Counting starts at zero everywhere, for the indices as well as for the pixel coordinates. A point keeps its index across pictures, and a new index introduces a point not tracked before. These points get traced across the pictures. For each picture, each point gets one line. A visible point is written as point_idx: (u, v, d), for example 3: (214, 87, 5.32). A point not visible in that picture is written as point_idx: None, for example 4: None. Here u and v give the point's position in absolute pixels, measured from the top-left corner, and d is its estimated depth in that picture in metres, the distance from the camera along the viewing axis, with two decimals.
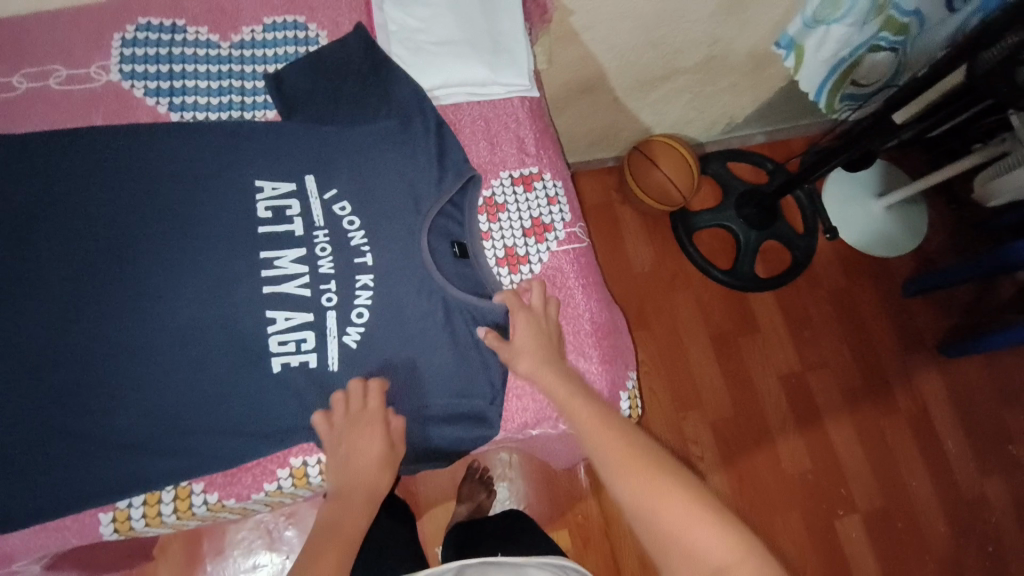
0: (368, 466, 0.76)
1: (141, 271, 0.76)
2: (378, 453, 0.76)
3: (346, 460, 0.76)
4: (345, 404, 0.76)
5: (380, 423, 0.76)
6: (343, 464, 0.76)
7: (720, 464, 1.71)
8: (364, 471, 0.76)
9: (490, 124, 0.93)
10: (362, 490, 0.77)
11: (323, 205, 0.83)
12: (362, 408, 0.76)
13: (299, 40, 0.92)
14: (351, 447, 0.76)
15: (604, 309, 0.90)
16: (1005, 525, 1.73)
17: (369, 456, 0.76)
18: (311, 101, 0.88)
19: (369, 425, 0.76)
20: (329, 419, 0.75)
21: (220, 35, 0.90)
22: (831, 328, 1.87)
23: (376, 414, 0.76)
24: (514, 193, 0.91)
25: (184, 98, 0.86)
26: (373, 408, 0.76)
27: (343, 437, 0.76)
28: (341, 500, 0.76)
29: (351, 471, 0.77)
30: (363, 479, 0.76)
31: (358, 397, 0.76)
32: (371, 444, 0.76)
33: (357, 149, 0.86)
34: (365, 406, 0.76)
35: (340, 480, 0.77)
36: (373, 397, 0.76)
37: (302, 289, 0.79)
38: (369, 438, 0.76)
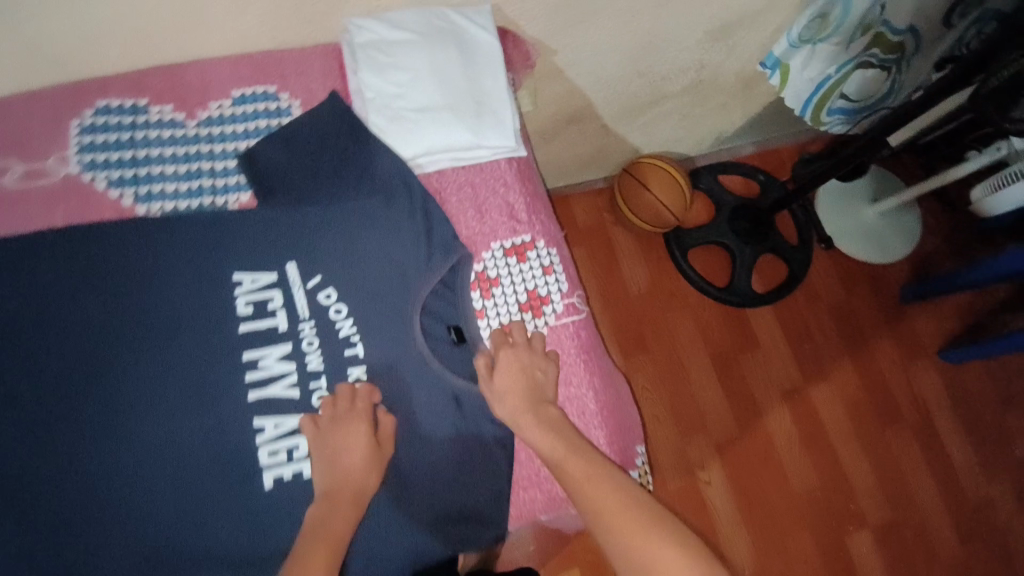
0: (355, 465, 0.71)
1: (122, 384, 0.72)
2: (365, 451, 0.72)
3: (332, 460, 0.71)
4: (332, 404, 0.74)
5: (365, 422, 0.73)
6: (328, 465, 0.71)
7: (727, 488, 1.66)
8: (351, 471, 0.71)
9: (477, 190, 0.87)
10: (348, 493, 0.70)
11: (307, 295, 0.79)
12: (349, 409, 0.74)
13: (271, 112, 0.87)
14: (337, 446, 0.72)
15: (609, 385, 0.84)
16: (1015, 531, 1.70)
17: (357, 453, 0.72)
18: (288, 182, 0.83)
19: (355, 423, 0.73)
20: (315, 421, 0.73)
21: (187, 112, 0.84)
22: (830, 339, 1.83)
23: (363, 413, 0.74)
24: (507, 265, 0.85)
25: (151, 187, 0.81)
26: (360, 408, 0.74)
27: (329, 438, 0.73)
28: (325, 501, 0.70)
29: (339, 470, 0.71)
30: (350, 478, 0.71)
31: (346, 400, 0.74)
32: (356, 442, 0.72)
33: (340, 230, 0.82)
34: (353, 406, 0.74)
35: (324, 482, 0.71)
36: (360, 396, 0.75)
37: (290, 390, 0.75)
38: (355, 436, 0.72)
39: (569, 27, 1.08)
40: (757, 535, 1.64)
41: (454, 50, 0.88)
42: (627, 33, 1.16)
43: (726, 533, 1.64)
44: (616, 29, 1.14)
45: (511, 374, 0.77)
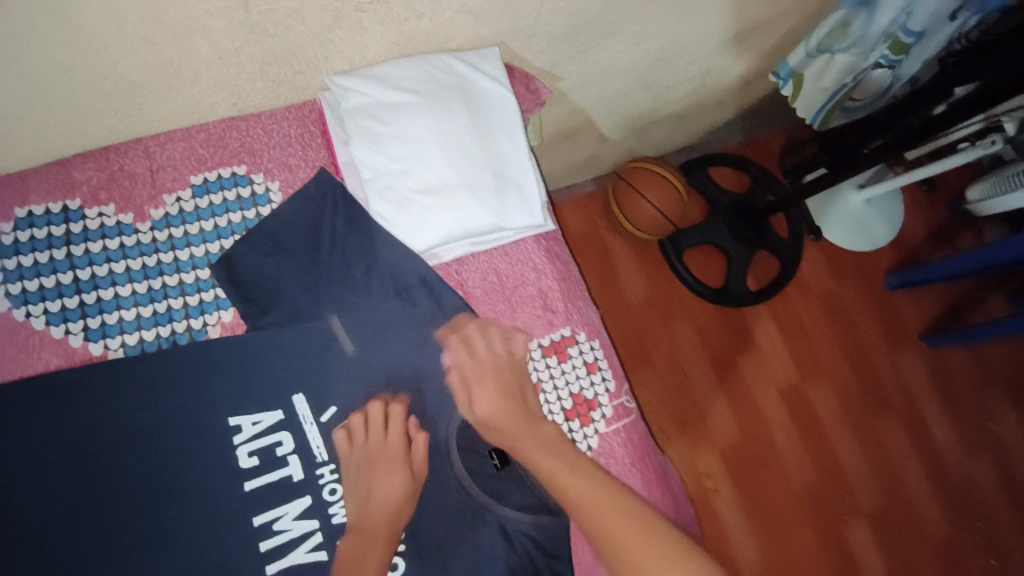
0: (393, 497, 0.65)
1: (111, 568, 0.61)
2: (402, 481, 0.66)
3: (367, 491, 0.65)
4: (365, 429, 0.66)
5: (403, 449, 0.67)
6: (362, 496, 0.64)
7: (732, 493, 1.64)
8: (386, 504, 0.64)
9: (503, 277, 0.76)
10: (381, 527, 0.63)
11: (322, 432, 0.67)
12: (385, 434, 0.66)
13: (244, 201, 0.71)
14: (373, 476, 0.65)
15: (666, 488, 0.76)
16: (994, 503, 1.75)
17: (394, 485, 0.65)
18: (280, 292, 0.68)
19: (393, 454, 0.66)
20: (350, 436, 0.66)
21: (136, 213, 0.68)
22: (823, 332, 1.78)
23: (397, 440, 0.67)
24: (547, 366, 0.74)
25: (104, 316, 0.65)
26: (395, 434, 0.67)
27: (364, 464, 0.65)
28: (357, 537, 0.63)
29: (372, 503, 0.64)
30: (386, 510, 0.64)
31: (382, 420, 0.67)
32: (394, 473, 0.66)
33: (351, 347, 0.69)
34: (387, 432, 0.67)
35: (354, 513, 0.64)
36: (395, 419, 0.67)
37: (315, 553, 0.64)
38: (391, 467, 0.66)
39: (578, 52, 0.93)
40: (764, 537, 1.63)
41: (462, 110, 0.72)
42: (637, 50, 1.02)
43: (734, 537, 1.62)
44: (628, 49, 1.00)
45: (492, 392, 0.66)
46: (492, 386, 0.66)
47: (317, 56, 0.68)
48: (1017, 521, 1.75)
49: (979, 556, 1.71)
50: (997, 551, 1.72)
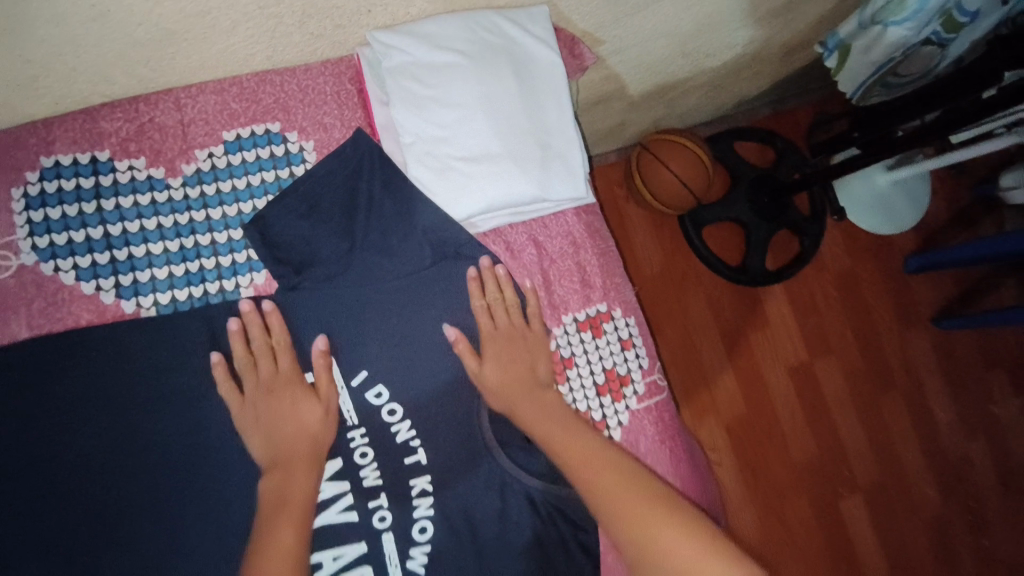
0: (299, 425, 0.64)
1: (149, 523, 0.62)
2: (312, 410, 0.65)
3: (273, 426, 0.64)
4: (253, 364, 0.64)
5: (299, 382, 0.66)
6: (267, 434, 0.63)
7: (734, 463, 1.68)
8: (298, 431, 0.64)
9: (543, 249, 0.75)
10: (300, 456, 0.63)
11: (352, 396, 0.67)
12: (274, 369, 0.65)
13: (278, 160, 0.68)
14: (277, 409, 0.64)
15: (691, 464, 0.77)
16: (987, 483, 1.79)
17: (297, 414, 0.64)
18: (317, 256, 0.67)
19: (289, 387, 0.65)
20: (243, 377, 0.64)
21: (166, 167, 0.66)
22: (835, 311, 1.77)
23: (288, 367, 0.66)
24: (582, 341, 0.73)
25: (135, 274, 0.64)
26: (285, 361, 0.66)
27: (262, 400, 0.64)
28: (275, 472, 0.62)
29: (278, 437, 0.64)
30: (297, 438, 0.64)
31: (265, 355, 0.65)
32: (293, 404, 0.65)
33: (393, 313, 0.69)
34: (276, 360, 0.65)
35: (262, 451, 0.63)
36: (282, 352, 0.65)
37: (347, 513, 0.65)
38: (291, 399, 0.65)
39: (623, 17, 0.89)
40: (761, 504, 1.67)
41: (510, 76, 0.69)
42: (683, 16, 0.97)
43: (732, 503, 1.67)
44: (674, 14, 0.95)
45: (501, 366, 0.69)
46: (500, 356, 0.69)
47: (360, 10, 0.64)
48: (1009, 502, 1.80)
49: (967, 532, 1.77)
50: (986, 527, 1.78)
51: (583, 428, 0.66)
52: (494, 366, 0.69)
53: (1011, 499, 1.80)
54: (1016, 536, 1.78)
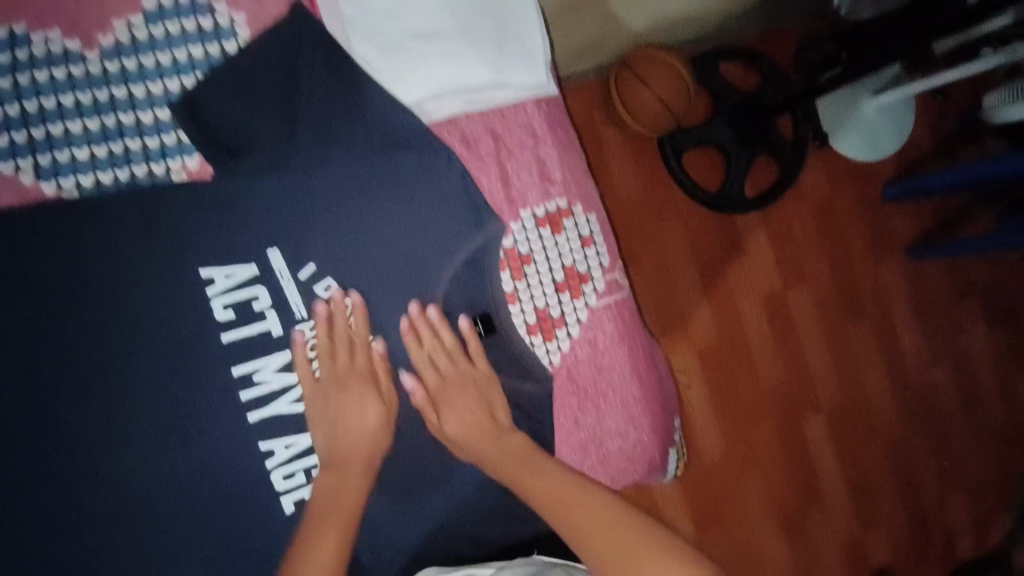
0: (363, 425, 0.64)
1: (86, 419, 0.60)
2: (374, 409, 0.65)
3: (336, 423, 0.64)
4: (331, 354, 0.65)
5: (370, 383, 0.65)
6: (331, 428, 0.64)
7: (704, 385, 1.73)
8: (358, 434, 0.64)
9: (501, 141, 0.70)
10: (358, 460, 0.64)
11: (300, 289, 0.65)
12: (348, 365, 0.65)
13: (206, 34, 0.63)
14: (340, 406, 0.64)
15: (652, 364, 0.76)
16: (948, 407, 1.87)
17: (363, 415, 0.64)
18: (256, 142, 0.63)
19: (360, 385, 0.65)
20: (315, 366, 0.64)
21: (83, 39, 0.61)
22: (811, 241, 1.77)
23: (362, 364, 0.66)
24: (540, 237, 0.71)
25: (55, 154, 0.60)
26: (360, 358, 0.66)
27: (330, 390, 0.65)
28: (333, 470, 0.63)
29: (341, 435, 0.64)
30: (357, 441, 0.64)
31: (344, 349, 0.65)
32: (361, 403, 0.65)
33: (342, 204, 0.65)
34: (352, 357, 0.65)
35: (326, 445, 0.64)
36: (359, 347, 0.66)
37: (297, 404, 0.64)
38: (359, 396, 0.65)
39: None
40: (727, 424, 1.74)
41: None
42: None
43: (699, 423, 1.74)
44: None
45: (461, 416, 0.66)
46: (462, 405, 0.66)
47: None
48: (967, 423, 1.88)
49: (926, 450, 1.86)
50: (945, 446, 1.87)
51: (546, 464, 0.65)
52: (451, 420, 0.66)
53: (969, 421, 1.88)
54: (969, 455, 1.88)
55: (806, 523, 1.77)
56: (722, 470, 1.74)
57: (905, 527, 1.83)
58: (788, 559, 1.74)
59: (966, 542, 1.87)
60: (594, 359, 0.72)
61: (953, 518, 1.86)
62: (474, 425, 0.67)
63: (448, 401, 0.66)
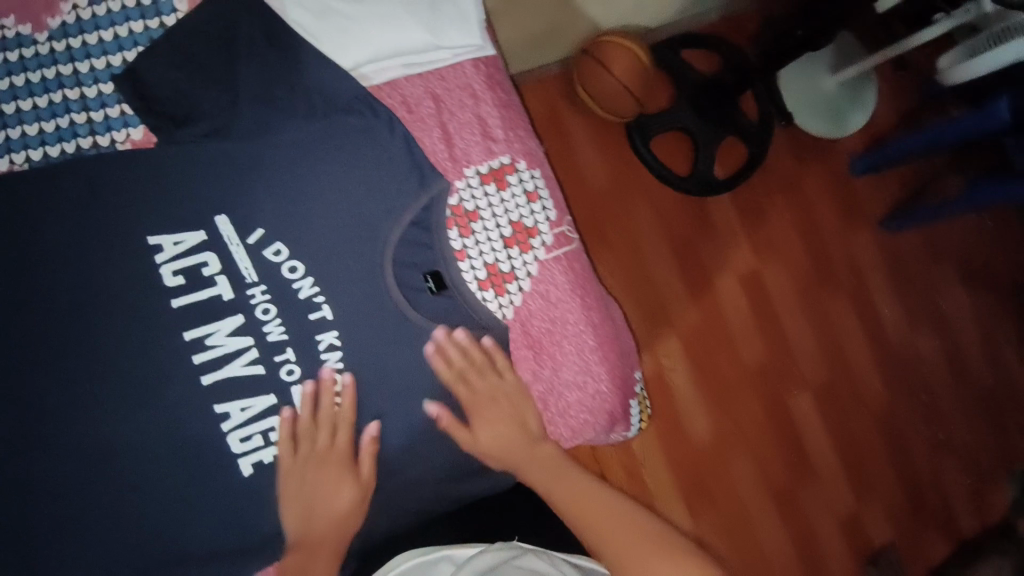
0: (337, 510, 0.65)
1: (40, 388, 0.60)
2: (349, 492, 0.66)
3: (312, 506, 0.65)
4: (312, 436, 0.65)
5: (349, 467, 0.66)
6: (305, 510, 0.65)
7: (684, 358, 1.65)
8: (331, 518, 0.65)
9: (442, 104, 0.73)
10: (329, 542, 0.65)
11: (250, 253, 0.65)
12: (328, 447, 0.66)
13: (146, 9, 0.65)
14: (316, 487, 0.65)
15: (606, 315, 0.78)
16: (936, 376, 1.79)
17: (340, 500, 0.65)
18: (199, 110, 0.64)
19: (338, 467, 0.66)
20: (295, 446, 0.65)
21: (33, 23, 0.63)
22: (783, 215, 1.72)
23: (343, 447, 0.66)
24: (485, 194, 0.73)
25: (6, 131, 0.62)
26: (342, 441, 0.66)
27: (307, 468, 0.65)
28: (302, 552, 0.64)
29: (315, 518, 0.65)
30: (328, 524, 0.65)
31: (326, 432, 0.66)
32: (338, 486, 0.66)
33: (287, 168, 0.66)
34: (333, 439, 0.66)
35: (296, 528, 0.64)
36: (342, 430, 0.66)
37: (252, 367, 0.64)
38: (336, 479, 0.65)
39: None
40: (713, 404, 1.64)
41: None
42: None
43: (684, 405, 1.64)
44: None
45: (491, 429, 0.71)
46: (494, 420, 0.71)
47: None
48: (959, 393, 1.80)
49: (917, 422, 1.77)
50: (938, 415, 1.78)
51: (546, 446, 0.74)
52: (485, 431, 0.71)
53: (961, 390, 1.81)
54: (966, 427, 1.79)
55: (804, 506, 1.66)
56: (712, 453, 1.62)
57: (906, 505, 1.73)
58: (787, 545, 1.63)
59: (970, 518, 1.76)
60: (547, 311, 0.74)
61: (954, 492, 1.77)
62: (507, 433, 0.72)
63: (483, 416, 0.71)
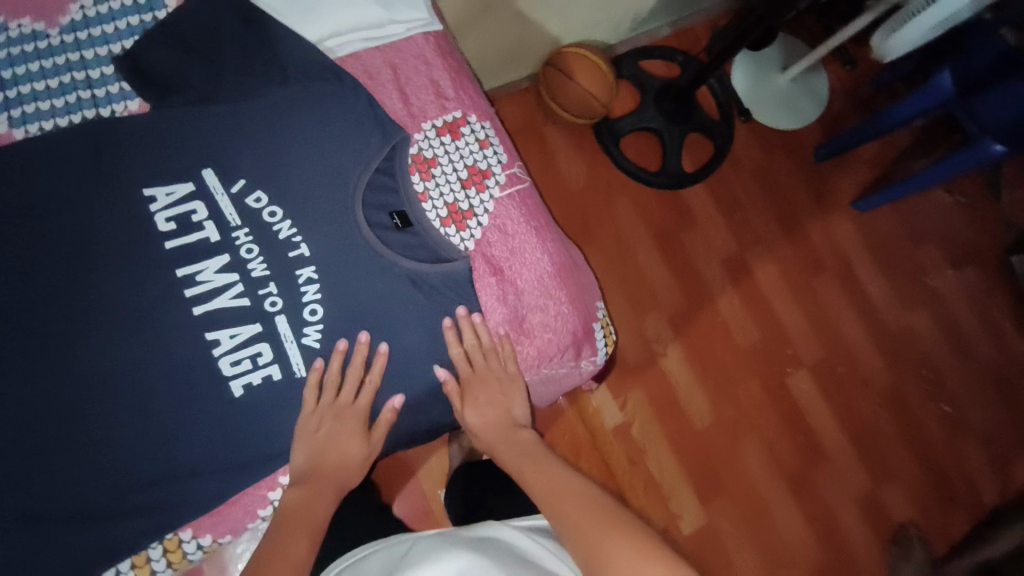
0: (347, 454, 0.72)
1: (46, 324, 0.66)
2: (360, 448, 0.73)
3: (324, 443, 0.71)
4: (338, 388, 0.72)
5: (363, 424, 0.74)
6: (317, 449, 0.71)
7: (674, 339, 1.58)
8: (340, 463, 0.72)
9: (398, 70, 0.84)
10: (331, 478, 0.71)
11: (233, 201, 0.73)
12: (350, 403, 0.72)
13: (142, 6, 0.77)
14: (331, 431, 0.72)
15: (562, 248, 0.86)
16: (934, 350, 1.71)
17: (345, 450, 0.72)
18: (185, 82, 0.74)
19: (353, 419, 0.73)
20: (319, 393, 0.72)
21: (47, 21, 0.74)
22: (758, 203, 1.72)
23: (362, 405, 0.73)
24: (442, 143, 0.83)
25: (23, 108, 0.72)
26: (364, 399, 0.73)
27: (326, 414, 0.72)
28: (304, 486, 0.69)
29: (326, 456, 0.71)
30: (334, 464, 0.71)
31: (352, 390, 0.72)
32: (350, 437, 0.72)
33: (263, 126, 0.75)
34: (358, 395, 0.73)
35: (304, 460, 0.70)
36: (366, 389, 0.73)
37: (239, 299, 0.70)
38: (351, 432, 0.72)
39: None
40: (713, 389, 1.57)
41: None
42: None
43: (685, 393, 1.56)
44: None
45: (483, 410, 0.78)
46: (485, 398, 0.78)
47: None
48: (963, 367, 1.72)
49: (925, 400, 1.68)
50: (944, 391, 1.69)
51: (526, 436, 0.78)
52: (478, 410, 0.77)
53: (967, 365, 1.72)
54: (975, 398, 1.70)
55: (818, 487, 1.56)
56: (714, 439, 1.54)
57: (925, 482, 1.62)
58: (808, 533, 1.53)
59: (989, 486, 1.64)
60: (507, 242, 0.82)
61: (975, 470, 1.66)
62: (499, 411, 0.79)
63: (482, 394, 0.78)
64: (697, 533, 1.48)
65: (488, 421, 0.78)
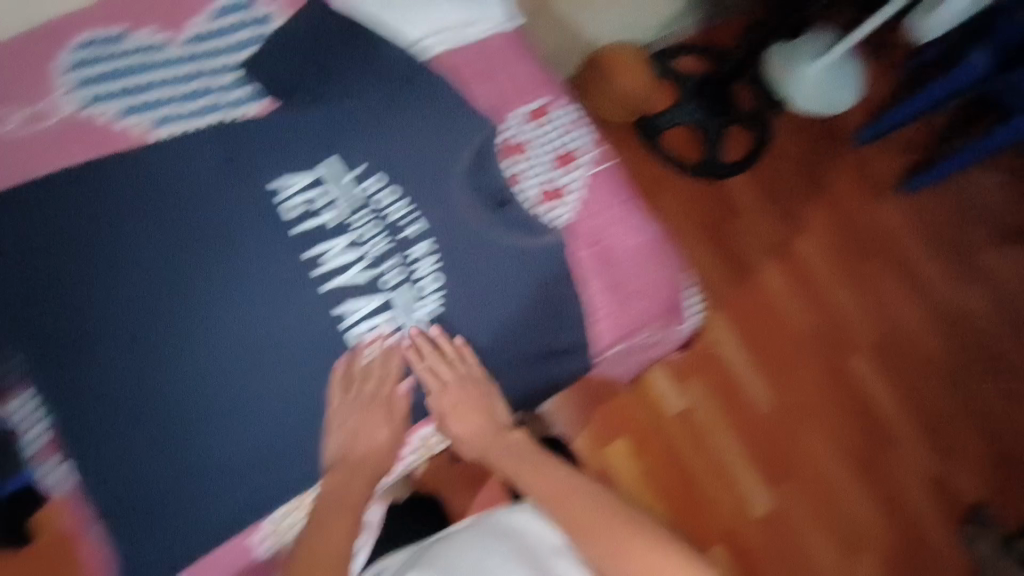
0: (372, 448, 0.77)
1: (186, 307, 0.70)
2: (386, 433, 0.78)
3: (353, 439, 0.76)
4: (360, 384, 0.75)
5: (385, 409, 0.78)
6: (350, 442, 0.76)
7: (730, 328, 1.57)
8: (374, 453, 0.77)
9: (483, 64, 0.91)
10: (367, 468, 0.77)
11: (349, 189, 0.79)
12: (374, 391, 0.76)
13: (254, 22, 0.85)
14: (355, 429, 0.76)
15: (646, 220, 0.92)
16: (992, 326, 1.69)
17: (375, 441, 0.77)
18: (299, 82, 0.82)
19: (377, 411, 0.77)
20: (345, 382, 0.75)
21: (170, 32, 0.82)
22: (803, 188, 1.73)
23: (386, 393, 0.77)
24: (531, 129, 0.91)
25: (158, 113, 0.78)
26: (386, 389, 0.77)
27: (347, 417, 0.75)
28: (334, 483, 0.76)
29: (354, 454, 0.77)
30: (365, 455, 0.77)
31: (371, 384, 0.76)
32: (379, 426, 0.77)
33: (371, 119, 0.81)
34: (381, 386, 0.77)
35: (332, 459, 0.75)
36: (384, 378, 0.77)
37: (361, 277, 0.76)
38: (378, 422, 0.77)
39: None
40: (773, 375, 1.56)
41: None
42: None
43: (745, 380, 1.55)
44: None
45: (463, 420, 0.81)
46: (464, 408, 0.80)
47: None
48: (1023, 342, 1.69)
49: (987, 376, 1.65)
50: (1005, 367, 1.67)
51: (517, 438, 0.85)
52: (459, 422, 0.81)
53: None
54: None
55: (888, 469, 1.54)
56: (778, 423, 1.53)
57: (994, 461, 1.58)
58: (880, 513, 1.50)
59: None
60: (597, 215, 0.90)
61: None
62: (482, 416, 0.82)
63: (461, 405, 0.80)
64: (768, 519, 1.45)
65: (474, 428, 0.82)
